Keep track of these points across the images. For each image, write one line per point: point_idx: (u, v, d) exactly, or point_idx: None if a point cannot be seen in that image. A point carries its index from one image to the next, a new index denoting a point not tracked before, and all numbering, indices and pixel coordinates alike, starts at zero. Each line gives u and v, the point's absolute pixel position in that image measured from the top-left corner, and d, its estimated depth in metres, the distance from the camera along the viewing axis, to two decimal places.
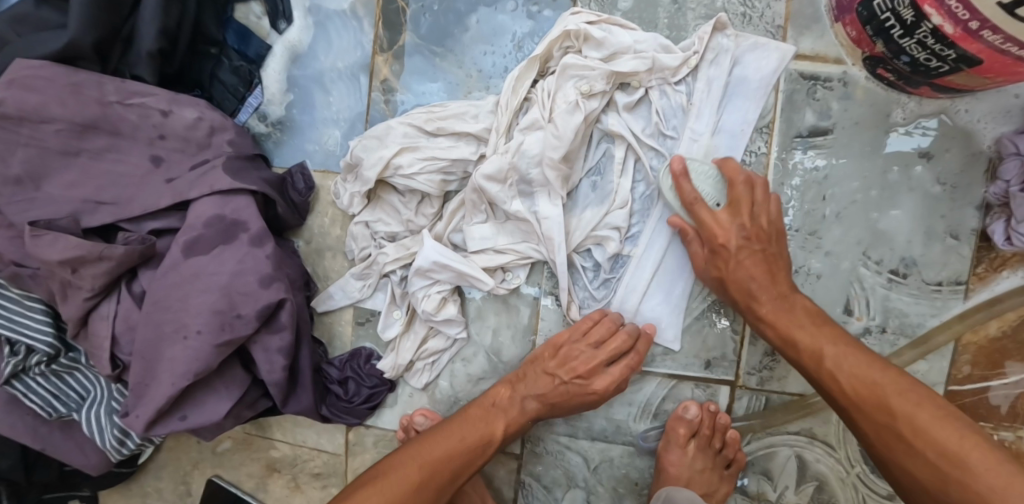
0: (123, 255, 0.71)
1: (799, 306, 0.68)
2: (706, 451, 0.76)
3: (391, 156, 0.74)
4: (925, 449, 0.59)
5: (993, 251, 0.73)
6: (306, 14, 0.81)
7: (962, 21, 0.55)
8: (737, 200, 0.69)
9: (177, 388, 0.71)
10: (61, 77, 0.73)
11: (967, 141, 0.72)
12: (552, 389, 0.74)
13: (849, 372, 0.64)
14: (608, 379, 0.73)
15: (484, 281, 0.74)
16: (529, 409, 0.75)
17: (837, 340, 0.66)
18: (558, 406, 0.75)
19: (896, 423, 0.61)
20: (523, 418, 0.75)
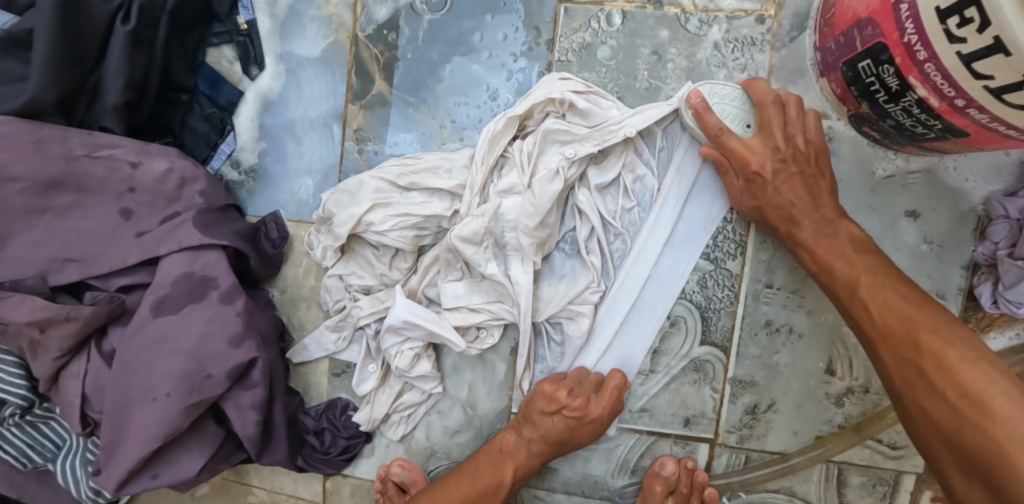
0: (90, 315, 0.70)
1: (867, 307, 0.62)
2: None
3: (363, 214, 0.73)
4: (951, 374, 0.56)
5: (980, 311, 0.71)
6: (278, 60, 0.79)
7: (948, 97, 0.52)
8: (768, 123, 0.66)
9: (146, 451, 0.70)
10: (25, 133, 0.71)
11: (954, 200, 0.70)
12: (554, 427, 0.71)
13: (877, 305, 0.61)
14: (603, 406, 0.70)
15: (455, 343, 0.73)
16: (537, 450, 0.73)
17: (881, 286, 0.62)
18: (561, 446, 0.73)
19: (921, 359, 0.58)
20: (530, 460, 0.73)
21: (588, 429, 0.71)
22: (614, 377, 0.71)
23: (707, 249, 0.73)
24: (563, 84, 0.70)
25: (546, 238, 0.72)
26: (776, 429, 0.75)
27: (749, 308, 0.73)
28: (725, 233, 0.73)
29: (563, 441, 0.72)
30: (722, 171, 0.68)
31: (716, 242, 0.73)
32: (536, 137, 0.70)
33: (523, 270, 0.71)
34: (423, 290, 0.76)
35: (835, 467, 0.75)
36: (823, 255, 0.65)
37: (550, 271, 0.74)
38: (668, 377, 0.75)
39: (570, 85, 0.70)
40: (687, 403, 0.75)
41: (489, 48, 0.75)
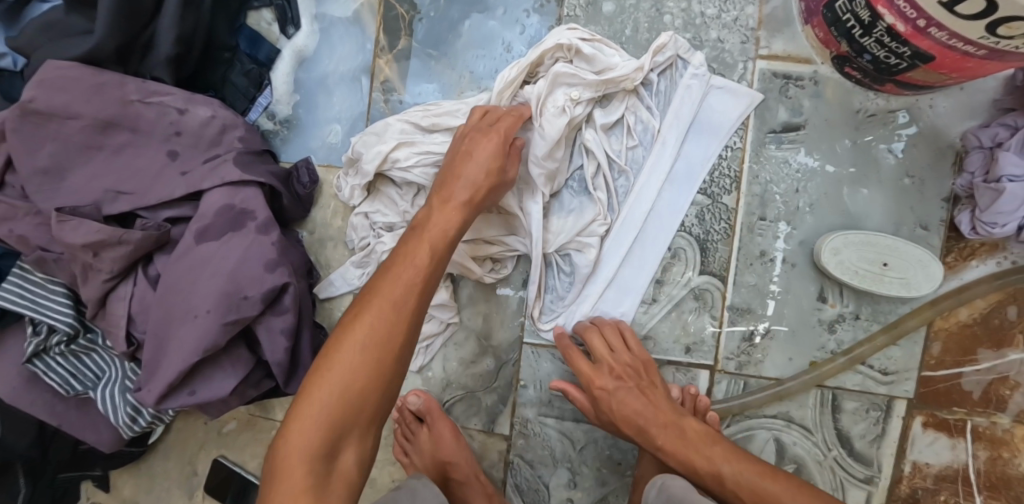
0: (140, 239, 0.77)
1: (688, 430, 0.71)
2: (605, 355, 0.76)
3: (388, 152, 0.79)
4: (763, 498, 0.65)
5: (962, 241, 0.77)
6: (313, 21, 0.88)
7: (911, 19, 0.59)
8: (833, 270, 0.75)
9: (186, 364, 0.75)
10: (87, 77, 0.78)
11: (933, 136, 0.76)
12: (471, 168, 0.72)
13: (681, 442, 0.71)
14: (487, 155, 0.72)
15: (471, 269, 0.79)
16: (467, 184, 0.72)
17: (711, 459, 0.69)
18: (477, 195, 0.72)
19: None
20: (444, 221, 0.70)
21: (483, 161, 0.72)
22: (494, 112, 0.75)
23: (705, 185, 0.79)
24: (568, 34, 0.77)
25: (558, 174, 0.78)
26: (772, 356, 0.80)
27: (744, 241, 0.79)
28: (720, 170, 0.79)
29: (483, 188, 0.72)
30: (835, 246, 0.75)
31: (713, 178, 0.79)
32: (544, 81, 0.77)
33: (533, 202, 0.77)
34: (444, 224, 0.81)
35: (829, 392, 0.80)
36: (630, 419, 0.74)
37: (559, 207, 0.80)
38: (671, 305, 0.80)
39: (573, 34, 0.77)
40: (687, 331, 0.80)
41: (505, 6, 0.82)
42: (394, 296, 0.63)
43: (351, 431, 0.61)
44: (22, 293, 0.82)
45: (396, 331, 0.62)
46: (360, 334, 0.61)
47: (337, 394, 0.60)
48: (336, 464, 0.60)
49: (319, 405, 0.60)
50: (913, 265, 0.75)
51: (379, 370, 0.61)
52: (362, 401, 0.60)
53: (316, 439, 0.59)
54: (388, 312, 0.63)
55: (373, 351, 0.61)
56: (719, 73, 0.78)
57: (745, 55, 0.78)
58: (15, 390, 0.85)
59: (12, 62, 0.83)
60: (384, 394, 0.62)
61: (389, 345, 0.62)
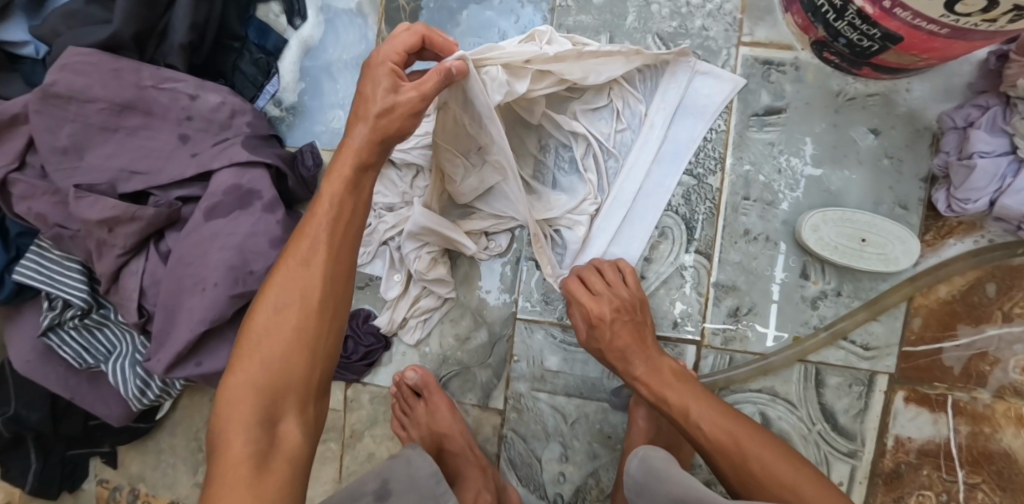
0: (152, 216, 0.81)
1: (665, 369, 0.75)
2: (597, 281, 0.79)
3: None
4: (733, 462, 0.68)
5: (940, 219, 0.79)
6: (319, 12, 0.92)
7: (877, 2, 0.62)
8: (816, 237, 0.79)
9: (194, 334, 0.79)
10: (105, 63, 0.83)
11: (910, 118, 0.79)
12: (373, 97, 0.66)
13: (668, 375, 0.74)
14: (386, 69, 0.66)
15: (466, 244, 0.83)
16: (377, 117, 0.65)
17: (685, 397, 0.72)
18: (386, 131, 0.66)
19: (742, 466, 0.67)
20: (362, 144, 0.66)
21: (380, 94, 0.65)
22: (403, 37, 0.67)
23: (691, 167, 0.82)
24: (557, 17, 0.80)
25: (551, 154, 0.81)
26: (757, 332, 0.82)
27: (728, 219, 0.82)
28: (705, 151, 0.82)
29: (389, 125, 0.66)
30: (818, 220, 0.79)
31: (699, 159, 0.82)
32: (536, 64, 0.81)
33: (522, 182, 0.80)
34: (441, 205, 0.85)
35: (813, 367, 0.82)
36: (618, 349, 0.76)
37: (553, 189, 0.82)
38: (659, 281, 0.83)
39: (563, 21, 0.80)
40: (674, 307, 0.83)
41: None
42: (303, 255, 0.66)
43: (287, 397, 0.63)
44: (40, 269, 0.86)
45: (312, 295, 0.64)
46: (269, 304, 0.65)
47: (264, 361, 0.63)
48: (279, 431, 0.62)
49: (251, 373, 0.63)
50: (891, 240, 0.78)
51: (303, 331, 0.64)
52: (290, 363, 0.63)
53: (252, 406, 0.62)
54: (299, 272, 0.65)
55: (291, 315, 0.64)
56: (704, 59, 0.82)
57: (729, 42, 0.82)
58: (30, 363, 0.90)
59: (35, 51, 0.88)
60: (309, 353, 0.64)
61: (305, 306, 0.64)
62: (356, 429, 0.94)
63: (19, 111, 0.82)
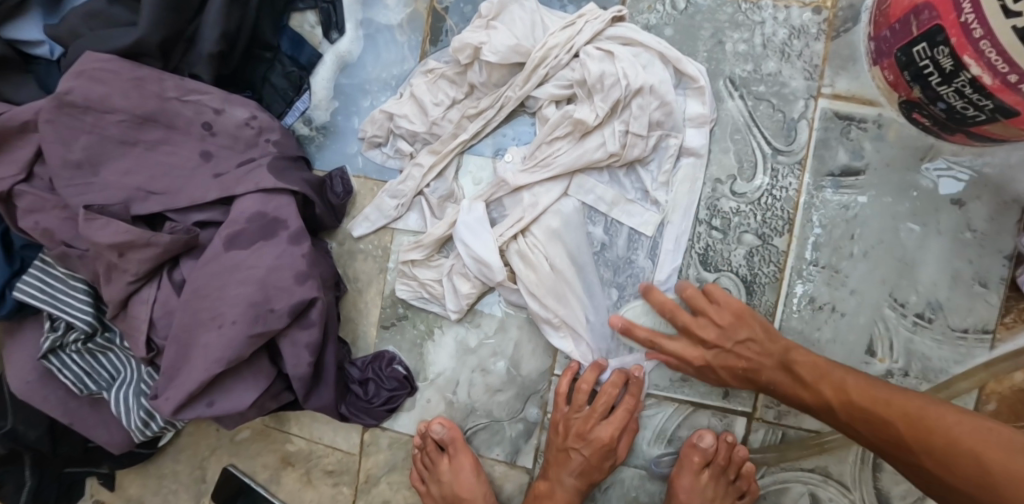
0: (168, 243, 0.74)
1: (847, 390, 0.63)
2: (697, 325, 0.73)
3: (487, 40, 0.74)
4: (928, 445, 0.57)
5: (1022, 301, 0.72)
6: (358, 26, 0.85)
7: (1001, 73, 0.55)
8: (686, 326, 0.73)
9: (207, 375, 0.73)
10: (125, 71, 0.76)
11: (1002, 190, 0.71)
12: (692, 352, 0.73)
13: (854, 403, 0.63)
14: (611, 428, 0.76)
15: (495, 271, 0.75)
16: (717, 363, 0.72)
17: (834, 378, 0.65)
18: (591, 475, 0.77)
19: (913, 454, 0.58)
20: (568, 497, 0.76)
21: (616, 427, 0.76)
22: (687, 290, 0.74)
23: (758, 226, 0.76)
24: (613, 28, 0.74)
25: (608, 160, 0.75)
26: None
27: (789, 285, 0.76)
28: (774, 211, 0.75)
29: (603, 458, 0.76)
30: (687, 360, 0.73)
31: (765, 218, 0.76)
32: (592, 100, 0.73)
33: (550, 188, 0.77)
34: (695, 75, 0.73)
35: (871, 449, 0.75)
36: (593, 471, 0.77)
37: (581, 186, 0.77)
38: None
39: (623, 28, 0.74)
40: None
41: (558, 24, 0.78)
42: None
43: None
44: (43, 287, 0.79)
45: None
46: None
47: None
48: None
49: None
50: (957, 311, 0.73)
51: None
52: None
53: None
54: (786, 374, 0.68)
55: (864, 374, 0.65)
56: (779, 109, 0.75)
57: (808, 92, 0.75)
58: (28, 385, 0.83)
59: (49, 51, 0.81)
60: None
61: (904, 413, 0.59)
62: (371, 474, 0.88)
63: (29, 118, 0.76)
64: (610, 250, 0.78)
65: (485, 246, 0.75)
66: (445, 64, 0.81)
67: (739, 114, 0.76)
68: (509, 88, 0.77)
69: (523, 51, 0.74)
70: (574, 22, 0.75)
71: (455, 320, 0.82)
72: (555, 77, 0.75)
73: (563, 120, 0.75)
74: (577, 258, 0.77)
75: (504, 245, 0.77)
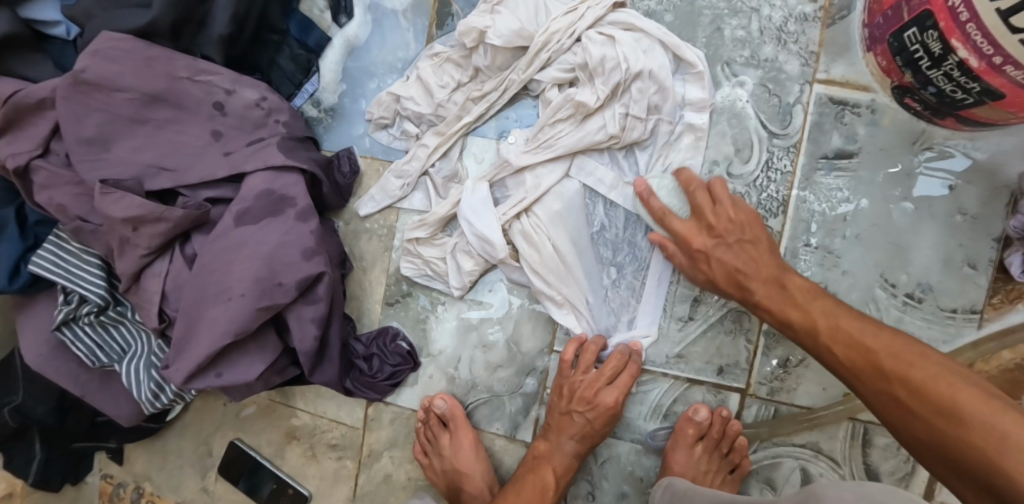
0: (180, 217, 0.76)
1: (841, 335, 0.64)
2: (705, 200, 0.73)
3: (492, 24, 0.77)
4: (907, 381, 0.58)
5: (1010, 282, 0.73)
6: (366, 11, 0.88)
7: (986, 55, 0.57)
8: (699, 206, 0.73)
9: (216, 346, 0.75)
10: (139, 51, 0.78)
11: (990, 174, 0.73)
12: (696, 237, 0.73)
13: (845, 341, 0.63)
14: (614, 393, 0.77)
15: (497, 248, 0.77)
16: (717, 257, 0.72)
17: (831, 311, 0.65)
18: (591, 438, 0.79)
19: (893, 388, 0.59)
20: (567, 459, 0.79)
21: (619, 393, 0.77)
22: (684, 174, 0.75)
23: (753, 207, 0.78)
24: (614, 13, 0.76)
25: (607, 142, 0.77)
26: (806, 384, 0.78)
27: (786, 266, 0.78)
28: (768, 193, 0.78)
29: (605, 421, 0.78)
30: (688, 241, 0.73)
31: (759, 200, 0.78)
32: (596, 82, 0.75)
33: (552, 169, 0.79)
34: (694, 61, 0.75)
35: (861, 426, 0.77)
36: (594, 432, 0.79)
37: (582, 167, 0.79)
38: (706, 324, 0.79)
39: (624, 13, 0.76)
40: (721, 352, 0.79)
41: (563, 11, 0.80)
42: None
43: None
44: (56, 261, 0.81)
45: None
46: None
47: None
48: None
49: None
50: (946, 291, 0.75)
51: None
52: None
53: None
54: (778, 289, 0.69)
55: (850, 310, 0.66)
56: (775, 93, 0.78)
57: (803, 78, 0.77)
58: (41, 358, 0.86)
59: (65, 31, 0.84)
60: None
61: (888, 349, 0.60)
62: (374, 449, 0.90)
63: (46, 96, 0.78)
64: (609, 230, 0.80)
65: (487, 222, 0.78)
66: (450, 48, 0.83)
67: (737, 96, 0.78)
68: (513, 71, 0.79)
69: (527, 35, 0.77)
70: (577, 8, 0.76)
71: (458, 297, 0.84)
72: (558, 61, 0.77)
73: (565, 102, 0.77)
74: (576, 238, 0.79)
75: (507, 225, 0.79)
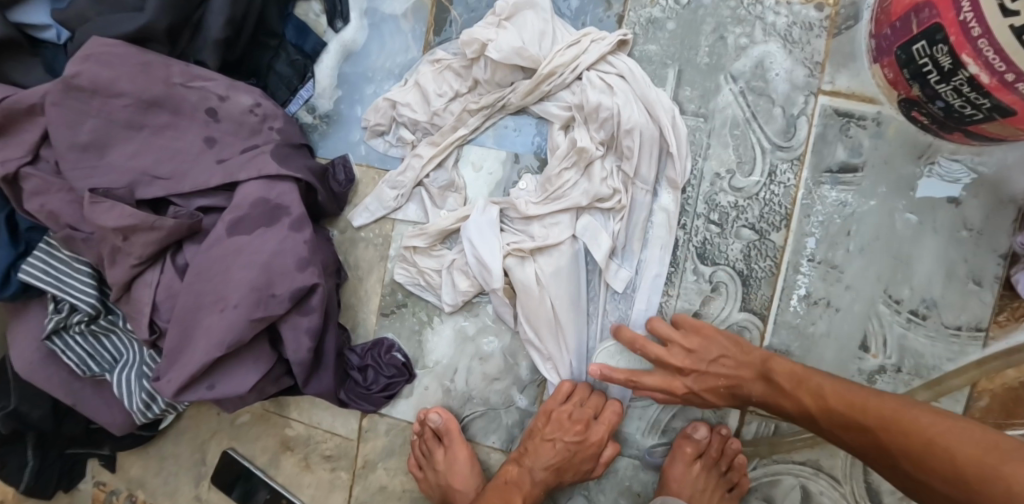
0: (172, 227, 0.75)
1: (837, 406, 0.63)
2: (674, 348, 0.74)
3: (494, 38, 0.75)
4: (915, 453, 0.57)
5: (1016, 300, 0.72)
6: (363, 16, 0.86)
7: (998, 72, 0.55)
8: (660, 358, 0.74)
9: (209, 358, 0.74)
10: (131, 55, 0.77)
11: (998, 189, 0.72)
12: (671, 384, 0.73)
13: (840, 416, 0.63)
14: (603, 428, 0.77)
15: (494, 278, 0.76)
16: (700, 387, 0.73)
17: (818, 390, 0.65)
18: (564, 470, 0.78)
19: (902, 460, 0.58)
20: (535, 489, 0.78)
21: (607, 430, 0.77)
22: (624, 333, 0.75)
23: (755, 221, 0.76)
24: (618, 57, 0.76)
25: (614, 196, 0.76)
26: None
27: (788, 279, 0.76)
28: (771, 206, 0.76)
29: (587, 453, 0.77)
30: (669, 391, 0.74)
31: (763, 213, 0.76)
32: (591, 126, 0.75)
33: (560, 222, 0.77)
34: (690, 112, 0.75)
35: None
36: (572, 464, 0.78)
37: (586, 226, 0.77)
38: None
39: (625, 62, 0.75)
40: None
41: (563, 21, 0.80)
42: None
43: None
44: (47, 269, 0.80)
45: None
46: None
47: None
48: None
49: None
50: (951, 308, 0.73)
51: None
52: None
53: None
54: (766, 384, 0.69)
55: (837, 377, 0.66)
56: (779, 105, 0.76)
57: (808, 89, 0.75)
58: (31, 366, 0.84)
59: (56, 35, 0.82)
60: None
61: (881, 416, 0.60)
62: (369, 460, 0.89)
63: (36, 101, 0.76)
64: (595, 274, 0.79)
65: (488, 257, 0.76)
66: (452, 56, 0.81)
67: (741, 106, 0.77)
68: (513, 91, 0.78)
69: (527, 56, 0.75)
70: (581, 40, 0.76)
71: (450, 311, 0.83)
72: (557, 96, 0.77)
73: (569, 150, 0.76)
74: (568, 280, 0.78)
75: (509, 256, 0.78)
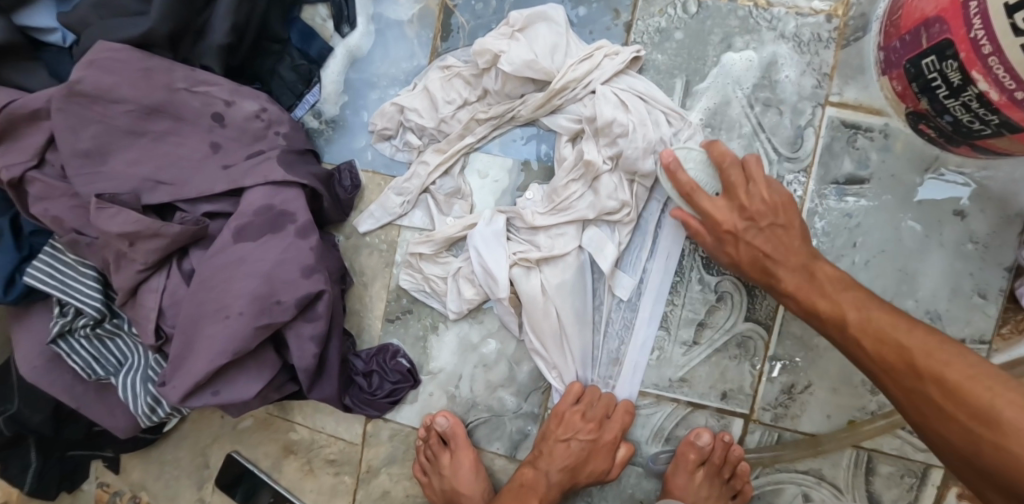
0: (177, 233, 0.75)
1: (870, 325, 0.61)
2: (738, 180, 0.70)
3: (506, 49, 0.75)
4: (944, 383, 0.54)
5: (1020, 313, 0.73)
6: (369, 21, 0.86)
7: (1007, 89, 0.55)
8: (729, 183, 0.71)
9: (214, 365, 0.74)
10: (136, 61, 0.77)
11: (1003, 202, 0.72)
12: (725, 217, 0.70)
13: (874, 334, 0.60)
14: (615, 429, 0.78)
15: (500, 287, 0.76)
16: (750, 241, 0.70)
17: (860, 300, 0.63)
18: (576, 472, 0.79)
19: (927, 388, 0.55)
20: (551, 491, 0.78)
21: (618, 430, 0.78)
22: (715, 148, 0.71)
23: None
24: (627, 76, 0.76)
25: (621, 211, 0.76)
26: (810, 411, 0.77)
27: None
28: None
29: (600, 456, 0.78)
30: (717, 222, 0.70)
31: None
32: (599, 140, 0.75)
33: (567, 233, 0.77)
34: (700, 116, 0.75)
35: (865, 454, 0.76)
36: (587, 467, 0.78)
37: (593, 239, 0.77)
38: (711, 350, 0.78)
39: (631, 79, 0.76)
40: (725, 377, 0.78)
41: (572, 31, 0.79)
42: None
43: None
44: (52, 273, 0.80)
45: None
46: None
47: None
48: None
49: None
50: (955, 320, 0.74)
51: None
52: None
53: None
54: (804, 276, 0.67)
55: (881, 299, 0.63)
56: (786, 116, 0.76)
57: (815, 100, 0.75)
58: (36, 370, 0.85)
59: (62, 39, 0.82)
60: None
61: (909, 346, 0.57)
62: (372, 465, 0.89)
63: (41, 106, 0.76)
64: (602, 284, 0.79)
65: (498, 268, 0.77)
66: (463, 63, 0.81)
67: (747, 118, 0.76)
68: (523, 103, 0.78)
69: (538, 68, 0.75)
70: (593, 55, 0.75)
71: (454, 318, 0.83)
72: (568, 110, 0.77)
73: (577, 162, 0.76)
74: (574, 291, 0.78)
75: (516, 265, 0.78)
